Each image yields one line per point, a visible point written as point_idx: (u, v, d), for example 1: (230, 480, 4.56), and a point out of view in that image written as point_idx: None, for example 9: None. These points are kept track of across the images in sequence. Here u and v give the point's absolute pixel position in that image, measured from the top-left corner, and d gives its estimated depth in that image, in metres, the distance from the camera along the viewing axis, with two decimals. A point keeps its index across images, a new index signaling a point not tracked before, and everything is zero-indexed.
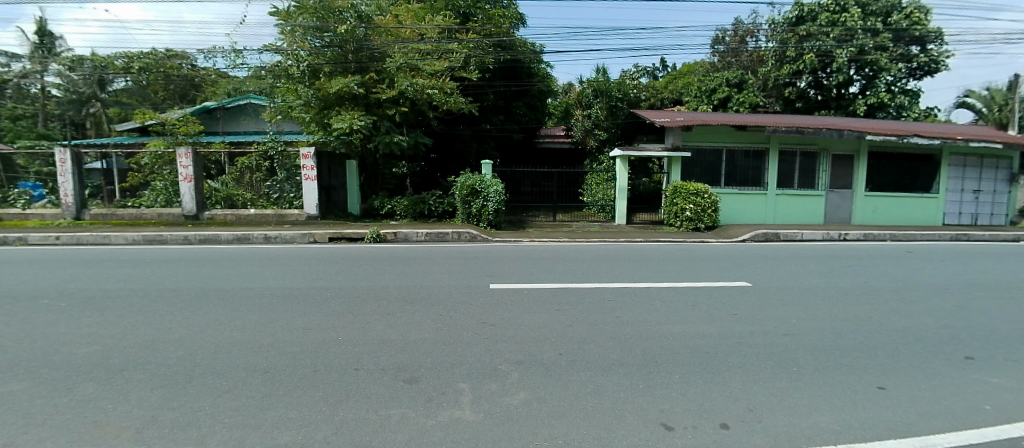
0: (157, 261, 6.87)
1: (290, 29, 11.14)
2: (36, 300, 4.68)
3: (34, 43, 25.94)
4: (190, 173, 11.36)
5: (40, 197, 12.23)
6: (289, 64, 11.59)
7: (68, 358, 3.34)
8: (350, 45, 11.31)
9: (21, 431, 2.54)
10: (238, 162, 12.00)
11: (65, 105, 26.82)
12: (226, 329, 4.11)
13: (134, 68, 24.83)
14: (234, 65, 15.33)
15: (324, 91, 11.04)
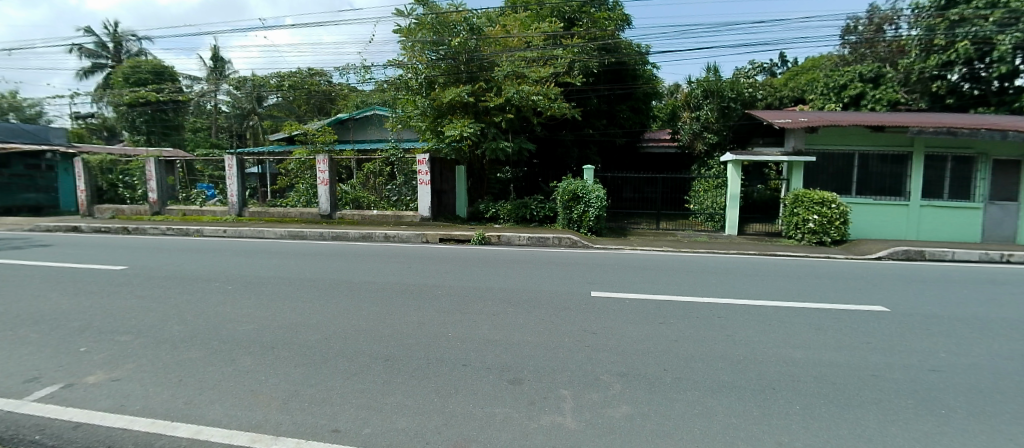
0: (299, 253, 7.85)
1: (410, 44, 12.05)
2: (211, 282, 5.60)
3: (211, 67, 31.60)
4: (327, 177, 12.91)
5: (212, 196, 14.96)
6: (408, 77, 12.60)
7: (233, 333, 3.92)
8: (462, 57, 12.03)
9: (199, 394, 3.00)
10: (364, 167, 13.29)
11: (232, 118, 32.44)
12: (353, 317, 4.52)
13: (285, 85, 29.22)
14: (362, 80, 17.06)
15: (438, 101, 11.87)
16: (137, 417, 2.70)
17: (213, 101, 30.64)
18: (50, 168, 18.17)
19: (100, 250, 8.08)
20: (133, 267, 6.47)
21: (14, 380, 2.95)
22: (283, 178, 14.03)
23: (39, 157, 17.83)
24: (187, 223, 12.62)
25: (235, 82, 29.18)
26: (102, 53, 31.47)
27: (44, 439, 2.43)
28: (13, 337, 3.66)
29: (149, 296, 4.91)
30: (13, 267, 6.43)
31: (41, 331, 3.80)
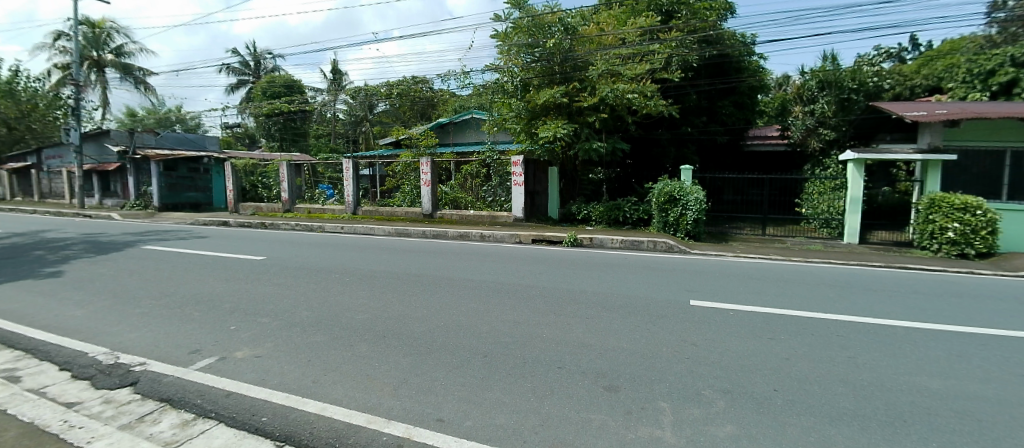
0: (404, 250, 8.37)
1: (507, 48, 12.37)
2: (330, 274, 6.15)
3: (331, 79, 35.06)
4: (429, 178, 13.76)
5: (332, 196, 16.38)
6: (504, 80, 12.97)
7: (350, 321, 4.24)
8: (556, 58, 12.13)
9: (323, 374, 3.26)
10: (463, 169, 13.80)
11: (347, 125, 34.05)
12: (454, 313, 4.68)
13: (393, 94, 31.63)
14: (463, 85, 17.85)
15: (533, 102, 12.05)
16: (276, 390, 3.00)
17: (331, 110, 33.87)
18: (206, 171, 21.44)
19: (245, 242, 9.31)
20: (270, 258, 7.35)
21: (182, 350, 3.45)
22: (391, 179, 15.13)
23: (198, 162, 20.98)
24: (313, 220, 14.10)
25: (351, 91, 31.73)
26: (245, 71, 36.40)
27: (204, 404, 2.79)
28: (182, 313, 4.31)
29: (282, 284, 5.51)
30: (182, 254, 7.64)
31: (203, 309, 4.43)
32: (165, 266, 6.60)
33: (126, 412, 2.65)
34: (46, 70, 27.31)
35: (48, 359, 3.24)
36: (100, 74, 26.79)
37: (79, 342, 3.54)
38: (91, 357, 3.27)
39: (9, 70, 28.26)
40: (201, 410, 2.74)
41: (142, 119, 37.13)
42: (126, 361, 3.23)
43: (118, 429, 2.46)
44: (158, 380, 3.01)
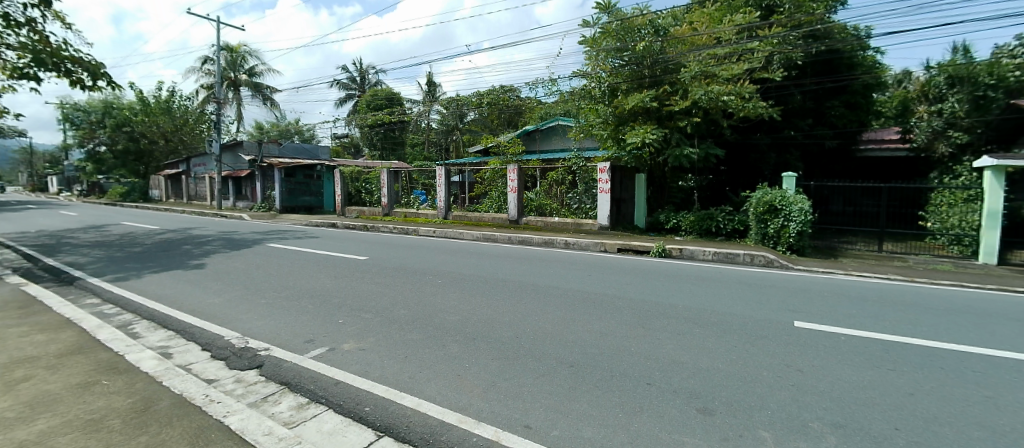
0: (491, 255, 8.56)
1: (594, 54, 12.19)
2: (423, 275, 6.46)
3: (426, 91, 37.33)
4: (516, 185, 14.00)
5: (425, 201, 17.23)
6: (592, 86, 12.95)
7: (443, 321, 4.40)
8: (647, 61, 11.86)
9: (419, 371, 3.39)
10: (549, 176, 13.94)
11: (439, 134, 35.08)
12: (541, 319, 4.68)
13: (484, 103, 32.84)
14: (551, 92, 18.29)
15: (621, 108, 11.90)
16: (377, 382, 3.17)
17: (426, 119, 35.91)
18: (319, 177, 23.40)
19: (349, 243, 10.12)
20: (371, 258, 7.90)
21: (299, 339, 3.78)
22: (480, 186, 15.53)
23: (312, 169, 23.15)
24: (408, 223, 14.99)
25: (445, 102, 33.68)
26: (351, 86, 39.76)
27: (316, 390, 3.02)
28: (298, 305, 4.76)
29: (381, 283, 5.89)
30: (297, 252, 8.49)
31: (315, 303, 4.85)
32: (284, 262, 7.37)
33: (253, 391, 2.94)
34: (195, 90, 32.08)
35: (193, 340, 3.72)
36: (236, 91, 30.81)
37: (218, 326, 4.04)
38: (226, 340, 3.71)
39: (169, 92, 33.63)
40: (313, 395, 2.96)
41: (266, 131, 42.24)
42: (254, 345, 3.61)
43: (247, 406, 2.74)
44: (279, 365, 3.31)
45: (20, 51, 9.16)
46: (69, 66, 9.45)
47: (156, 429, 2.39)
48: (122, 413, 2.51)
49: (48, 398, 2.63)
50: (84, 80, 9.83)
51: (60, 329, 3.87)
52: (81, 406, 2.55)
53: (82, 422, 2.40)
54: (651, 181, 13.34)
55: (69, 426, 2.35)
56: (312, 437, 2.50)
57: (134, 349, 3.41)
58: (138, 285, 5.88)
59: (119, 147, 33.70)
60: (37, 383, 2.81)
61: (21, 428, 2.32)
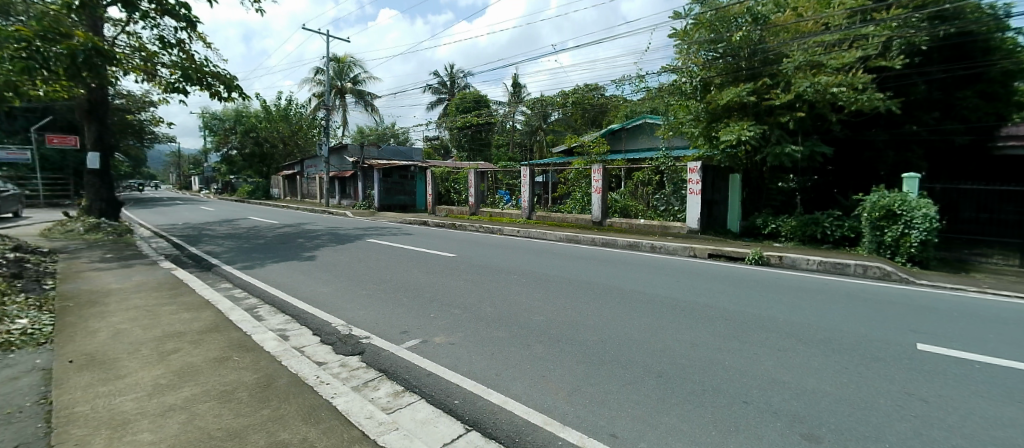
0: (574, 256, 8.51)
1: (685, 47, 11.86)
2: (508, 274, 6.59)
3: (512, 92, 38.29)
4: (600, 185, 13.72)
5: (509, 201, 17.62)
6: (683, 81, 12.42)
7: (527, 321, 4.44)
8: (744, 52, 11.19)
9: (505, 368, 3.44)
10: (634, 177, 13.59)
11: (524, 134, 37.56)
12: (627, 325, 4.53)
13: (568, 102, 32.73)
14: (639, 89, 17.69)
15: (714, 103, 11.30)
16: (466, 377, 3.27)
17: (512, 120, 36.65)
18: (412, 177, 24.89)
19: (438, 240, 10.64)
20: (459, 255, 8.23)
21: (396, 330, 4.02)
22: (563, 187, 15.32)
23: (406, 170, 24.59)
24: (493, 223, 15.38)
25: (531, 103, 34.39)
26: (442, 90, 41.65)
27: (409, 379, 3.18)
28: (396, 298, 5.08)
29: (469, 280, 6.11)
30: (392, 248, 9.09)
31: (409, 297, 5.15)
32: (380, 257, 7.93)
33: (355, 376, 3.16)
34: (308, 98, 35.84)
35: (306, 325, 4.12)
36: (343, 98, 33.72)
37: (327, 314, 4.43)
38: (333, 327, 4.05)
39: (288, 100, 37.69)
40: (407, 384, 3.12)
41: (366, 134, 46.02)
42: (357, 333, 3.90)
43: (352, 389, 2.95)
44: (378, 353, 3.54)
45: (174, 69, 10.82)
46: (209, 80, 10.95)
47: (278, 404, 2.65)
48: (248, 386, 2.83)
49: (191, 369, 3.04)
50: (221, 91, 11.35)
51: (202, 309, 4.48)
52: (217, 378, 2.91)
53: (217, 392, 2.74)
54: (747, 182, 12.23)
55: (207, 395, 2.70)
56: (407, 424, 2.63)
57: (259, 329, 3.85)
58: (261, 273, 6.66)
59: (247, 150, 38.52)
60: (184, 355, 3.26)
61: (171, 394, 2.70)
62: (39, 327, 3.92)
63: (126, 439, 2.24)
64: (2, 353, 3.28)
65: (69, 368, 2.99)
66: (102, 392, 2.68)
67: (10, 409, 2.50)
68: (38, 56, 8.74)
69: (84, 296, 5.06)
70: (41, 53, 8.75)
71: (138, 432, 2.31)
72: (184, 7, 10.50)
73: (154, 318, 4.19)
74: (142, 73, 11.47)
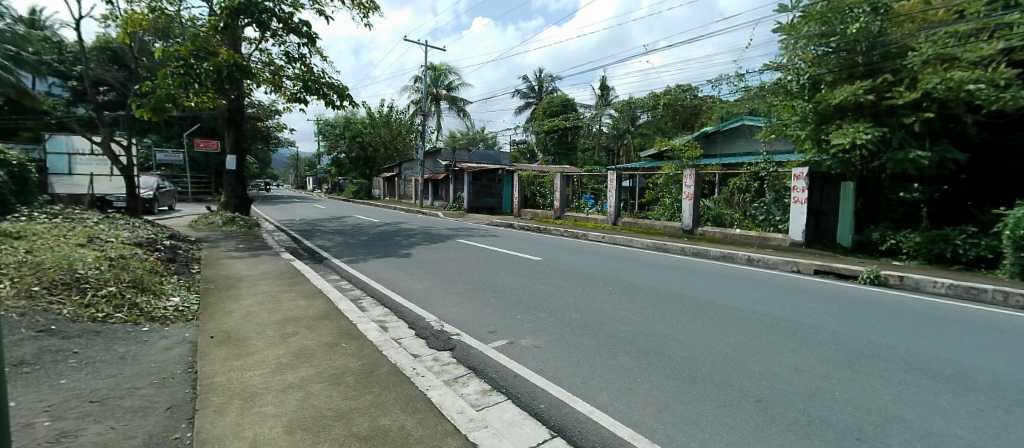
0: (662, 266, 8.16)
1: (793, 42, 11.13)
2: (594, 281, 6.49)
3: (600, 94, 37.99)
4: (692, 192, 13.04)
5: (593, 206, 17.23)
6: (788, 80, 11.53)
7: (614, 330, 4.30)
8: (862, 45, 10.16)
9: (590, 376, 3.33)
10: (730, 183, 12.73)
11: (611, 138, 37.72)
12: (721, 343, 4.20)
13: (659, 104, 31.34)
14: (739, 89, 16.77)
15: (825, 103, 10.37)
16: (551, 381, 3.22)
17: (598, 124, 36.23)
18: (500, 180, 25.19)
19: (523, 243, 10.80)
20: (544, 259, 8.28)
21: (484, 329, 4.11)
22: (650, 192, 15.26)
23: (494, 173, 25.22)
24: (577, 228, 15.25)
25: (619, 106, 33.61)
26: (530, 94, 42.52)
27: (496, 379, 3.22)
28: (484, 298, 5.21)
29: (554, 284, 6.09)
30: (479, 249, 9.41)
31: (496, 297, 5.26)
32: (469, 257, 8.24)
33: (447, 371, 3.26)
34: (407, 106, 38.47)
35: (403, 318, 4.37)
36: (438, 105, 35.66)
37: (423, 309, 4.66)
38: (427, 322, 4.24)
39: (389, 107, 40.81)
40: (494, 383, 3.15)
41: (456, 138, 48.25)
42: (449, 329, 4.06)
43: (445, 383, 3.06)
44: (468, 350, 3.64)
45: (297, 81, 12.11)
46: (325, 90, 12.10)
47: (378, 391, 2.81)
48: (354, 372, 3.04)
49: (306, 351, 3.34)
50: (335, 100, 12.50)
51: (316, 297, 4.93)
52: (328, 362, 3.17)
53: (328, 375, 2.98)
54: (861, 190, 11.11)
55: (320, 376, 2.94)
56: (496, 423, 2.65)
57: (363, 319, 4.15)
58: (362, 267, 7.22)
59: (352, 154, 42.20)
60: (301, 339, 3.59)
61: (290, 373, 2.98)
62: (188, 305, 4.55)
63: (254, 410, 2.52)
64: (162, 325, 3.86)
65: (210, 343, 3.43)
66: (235, 366, 3.03)
67: (166, 374, 2.92)
68: (193, 72, 10.45)
69: (221, 279, 5.84)
70: (195, 69, 10.44)
71: (263, 405, 2.59)
72: (306, 25, 11.71)
73: (277, 302, 4.69)
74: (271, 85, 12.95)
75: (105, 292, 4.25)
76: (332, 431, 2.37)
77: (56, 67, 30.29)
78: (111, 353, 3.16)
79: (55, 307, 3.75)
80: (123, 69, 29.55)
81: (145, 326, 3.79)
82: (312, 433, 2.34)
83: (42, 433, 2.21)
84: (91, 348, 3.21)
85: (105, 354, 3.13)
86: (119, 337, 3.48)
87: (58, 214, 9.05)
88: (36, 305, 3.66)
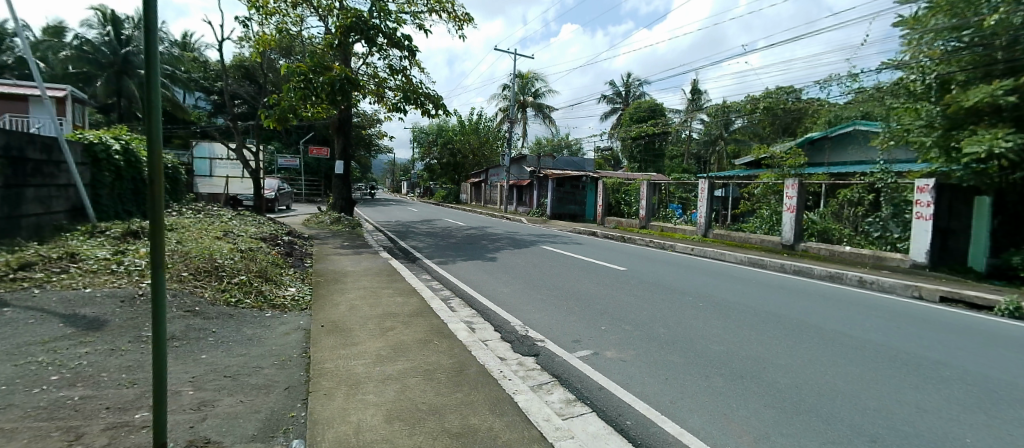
0: (756, 283, 7.63)
1: (917, 37, 9.95)
2: (682, 295, 6.21)
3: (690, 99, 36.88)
4: (795, 203, 11.99)
5: (680, 215, 16.48)
6: (911, 79, 10.28)
7: (706, 350, 4.07)
8: (1003, 39, 8.81)
9: (680, 396, 3.13)
10: (839, 195, 11.65)
11: (701, 145, 36.39)
12: (830, 375, 3.74)
13: (757, 108, 29.19)
14: (851, 91, 15.51)
15: (955, 105, 9.10)
16: (637, 397, 3.08)
17: (689, 129, 35.48)
18: (583, 187, 25.05)
19: (606, 252, 10.64)
20: (629, 269, 8.09)
21: (568, 338, 4.14)
22: (745, 203, 14.22)
23: (578, 180, 25.13)
24: (664, 238, 14.69)
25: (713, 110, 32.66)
26: (617, 99, 42.25)
27: (581, 390, 3.16)
28: (569, 307, 5.24)
29: (640, 297, 5.93)
30: (563, 256, 9.44)
31: (581, 307, 5.25)
32: (553, 264, 8.30)
33: (531, 377, 3.29)
34: (496, 114, 39.84)
35: (489, 321, 4.54)
36: (524, 112, 36.31)
37: (510, 315, 4.81)
38: (512, 327, 4.38)
39: (478, 115, 42.48)
40: (578, 394, 3.09)
41: (541, 145, 49.07)
42: (534, 336, 4.15)
43: (532, 388, 3.10)
44: (552, 358, 3.67)
45: (398, 92, 13.01)
46: (421, 100, 12.85)
47: (467, 391, 2.90)
48: (445, 369, 3.17)
49: (403, 345, 3.55)
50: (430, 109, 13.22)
51: (411, 294, 5.25)
52: (423, 357, 3.35)
53: (422, 370, 3.13)
54: (997, 207, 9.35)
55: (415, 371, 3.10)
56: (583, 434, 2.57)
57: (453, 319, 4.33)
58: (450, 268, 7.56)
59: (443, 160, 44.45)
60: (398, 333, 3.83)
61: (389, 365, 3.18)
62: (301, 295, 5.05)
63: (358, 397, 2.73)
64: (281, 312, 4.32)
65: (321, 331, 3.78)
66: (342, 354, 3.31)
67: (285, 356, 3.26)
68: (311, 85, 11.78)
69: (328, 273, 6.43)
70: (313, 82, 11.72)
71: (365, 392, 2.79)
72: (407, 39, 12.52)
73: (377, 298, 5.05)
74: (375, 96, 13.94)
75: (237, 280, 4.87)
76: (425, 424, 2.48)
77: (204, 85, 35.58)
78: (241, 334, 3.60)
79: (201, 290, 4.36)
80: (254, 85, 33.89)
81: (268, 312, 4.27)
82: (407, 424, 2.47)
83: (188, 399, 2.56)
84: (227, 329, 3.69)
85: (237, 335, 3.58)
86: (248, 320, 3.95)
87: (201, 210, 10.55)
88: (186, 288, 4.29)
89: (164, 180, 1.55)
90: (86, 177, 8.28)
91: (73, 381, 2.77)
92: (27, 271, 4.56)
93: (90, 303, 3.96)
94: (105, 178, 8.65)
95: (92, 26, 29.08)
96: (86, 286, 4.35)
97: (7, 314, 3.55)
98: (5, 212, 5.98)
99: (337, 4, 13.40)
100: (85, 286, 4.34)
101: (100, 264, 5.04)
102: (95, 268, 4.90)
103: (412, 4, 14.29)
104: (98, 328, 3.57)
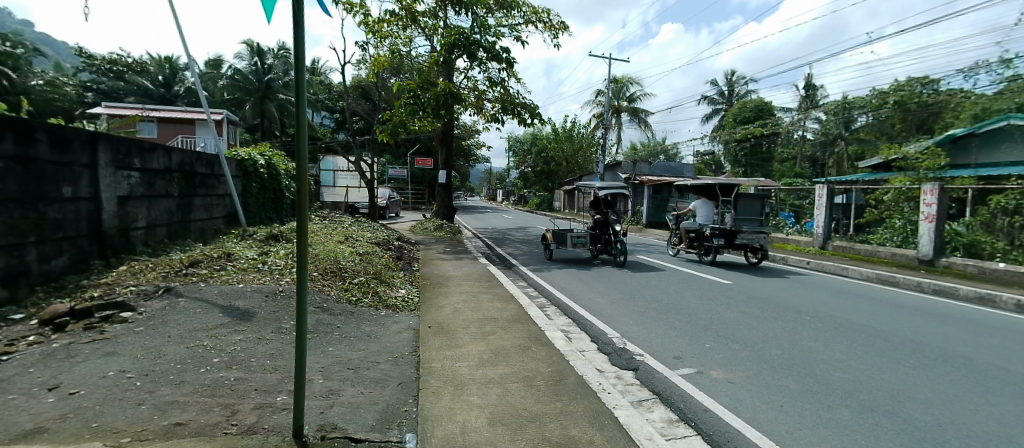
0: (887, 303, 6.71)
1: None
2: (798, 314, 5.68)
3: (804, 96, 33.78)
4: (934, 211, 10.35)
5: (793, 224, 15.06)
6: None
7: (827, 377, 3.67)
8: None
9: (798, 427, 2.84)
10: (990, 201, 9.87)
11: (816, 145, 32.93)
12: (989, 414, 3.14)
13: (887, 102, 25.71)
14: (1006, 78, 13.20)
15: None
16: (748, 425, 2.85)
17: (802, 129, 32.54)
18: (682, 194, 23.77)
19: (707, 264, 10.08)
20: (735, 283, 7.57)
21: (668, 354, 4.04)
22: (871, 211, 12.35)
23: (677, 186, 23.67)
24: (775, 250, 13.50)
25: (831, 107, 29.73)
26: (720, 99, 40.06)
27: (684, 410, 3.02)
28: (670, 321, 5.09)
29: (749, 313, 5.54)
30: (661, 267, 9.13)
31: (683, 322, 5.07)
32: (651, 274, 8.06)
33: (630, 392, 3.23)
34: (589, 120, 39.69)
35: (585, 331, 4.59)
36: (619, 117, 35.59)
37: (607, 326, 4.80)
38: (609, 338, 4.40)
39: (572, 123, 42.50)
40: (681, 414, 2.96)
41: (636, 151, 47.83)
42: (632, 349, 4.11)
43: (633, 404, 3.03)
44: (653, 374, 3.59)
45: (497, 103, 13.45)
46: (518, 109, 13.20)
47: (567, 401, 2.93)
48: (544, 377, 3.23)
49: (503, 350, 3.69)
50: (527, 118, 13.51)
51: (509, 301, 5.41)
52: (522, 364, 3.44)
53: (522, 376, 3.23)
54: None
55: (515, 377, 3.21)
56: None
57: (550, 327, 4.43)
58: (546, 276, 7.70)
59: (538, 168, 45.12)
60: (498, 338, 3.98)
61: (490, 369, 3.33)
62: (409, 297, 5.47)
63: (463, 398, 2.89)
64: (395, 312, 4.72)
65: (429, 332, 4.07)
66: (448, 355, 3.55)
67: (398, 354, 3.54)
68: (419, 101, 12.74)
69: (432, 277, 6.90)
70: (420, 98, 12.64)
71: (469, 394, 2.94)
72: (506, 51, 12.88)
73: (479, 302, 5.29)
74: (473, 108, 14.55)
75: (357, 280, 5.44)
76: (526, 431, 2.52)
77: (328, 103, 40.05)
78: (362, 331, 3.99)
79: (328, 289, 4.91)
80: (368, 102, 37.34)
81: (384, 312, 4.69)
82: (510, 430, 2.54)
83: (319, 387, 2.89)
84: (348, 325, 4.10)
85: (357, 331, 3.97)
86: (367, 318, 4.38)
87: (327, 216, 11.88)
88: (317, 287, 4.85)
89: (307, 193, 1.84)
90: (238, 188, 9.73)
91: (230, 364, 3.26)
92: (195, 267, 5.47)
93: (242, 296, 4.65)
94: (252, 188, 10.07)
95: (242, 58, 33.89)
96: (240, 282, 5.12)
97: (181, 304, 4.29)
98: (180, 218, 7.21)
99: (442, 22, 14.19)
100: (238, 282, 5.10)
101: (249, 263, 5.89)
102: (245, 266, 5.73)
103: (510, 17, 14.68)
104: (248, 318, 4.16)
